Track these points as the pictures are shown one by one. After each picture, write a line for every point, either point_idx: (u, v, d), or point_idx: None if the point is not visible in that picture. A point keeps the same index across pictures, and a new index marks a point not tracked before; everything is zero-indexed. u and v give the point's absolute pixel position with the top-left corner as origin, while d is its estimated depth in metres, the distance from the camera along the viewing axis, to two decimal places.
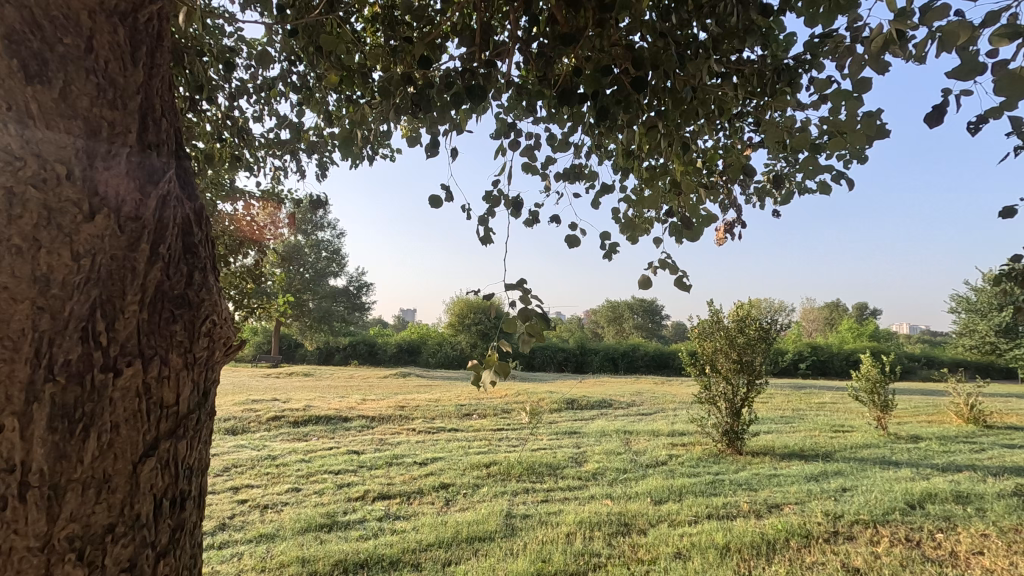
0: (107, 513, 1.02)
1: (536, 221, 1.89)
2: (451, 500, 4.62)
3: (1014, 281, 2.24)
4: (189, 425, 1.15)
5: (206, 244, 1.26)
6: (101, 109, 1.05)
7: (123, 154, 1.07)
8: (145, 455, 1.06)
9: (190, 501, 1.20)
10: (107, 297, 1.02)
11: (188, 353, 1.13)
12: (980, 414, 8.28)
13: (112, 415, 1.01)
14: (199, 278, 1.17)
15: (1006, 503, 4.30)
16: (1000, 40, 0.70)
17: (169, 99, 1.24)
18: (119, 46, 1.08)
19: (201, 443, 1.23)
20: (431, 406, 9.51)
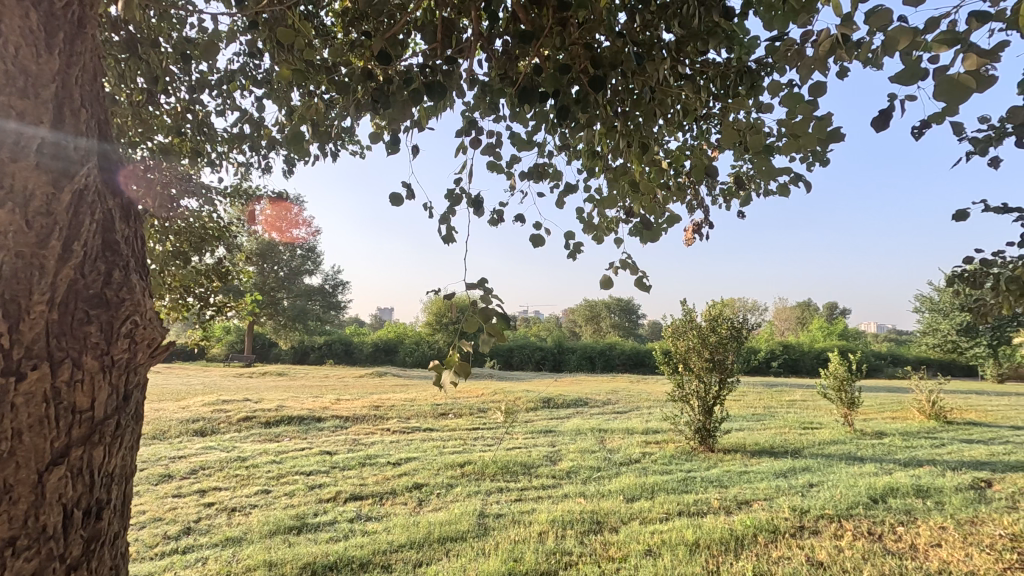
0: (9, 525, 1.00)
1: (501, 220, 1.87)
2: (424, 500, 4.58)
3: (967, 282, 2.31)
4: (104, 430, 1.16)
5: (126, 243, 1.26)
6: (10, 98, 1.03)
7: (34, 143, 1.06)
8: (53, 463, 1.06)
9: (108, 510, 1.21)
10: (11, 296, 1.01)
11: (103, 356, 1.14)
12: (942, 411, 8.57)
13: (15, 421, 1.01)
14: (118, 277, 1.18)
15: (964, 496, 4.45)
16: (938, 46, 0.71)
17: (91, 88, 1.22)
18: (31, 31, 1.06)
19: (122, 449, 1.24)
20: (407, 406, 9.44)
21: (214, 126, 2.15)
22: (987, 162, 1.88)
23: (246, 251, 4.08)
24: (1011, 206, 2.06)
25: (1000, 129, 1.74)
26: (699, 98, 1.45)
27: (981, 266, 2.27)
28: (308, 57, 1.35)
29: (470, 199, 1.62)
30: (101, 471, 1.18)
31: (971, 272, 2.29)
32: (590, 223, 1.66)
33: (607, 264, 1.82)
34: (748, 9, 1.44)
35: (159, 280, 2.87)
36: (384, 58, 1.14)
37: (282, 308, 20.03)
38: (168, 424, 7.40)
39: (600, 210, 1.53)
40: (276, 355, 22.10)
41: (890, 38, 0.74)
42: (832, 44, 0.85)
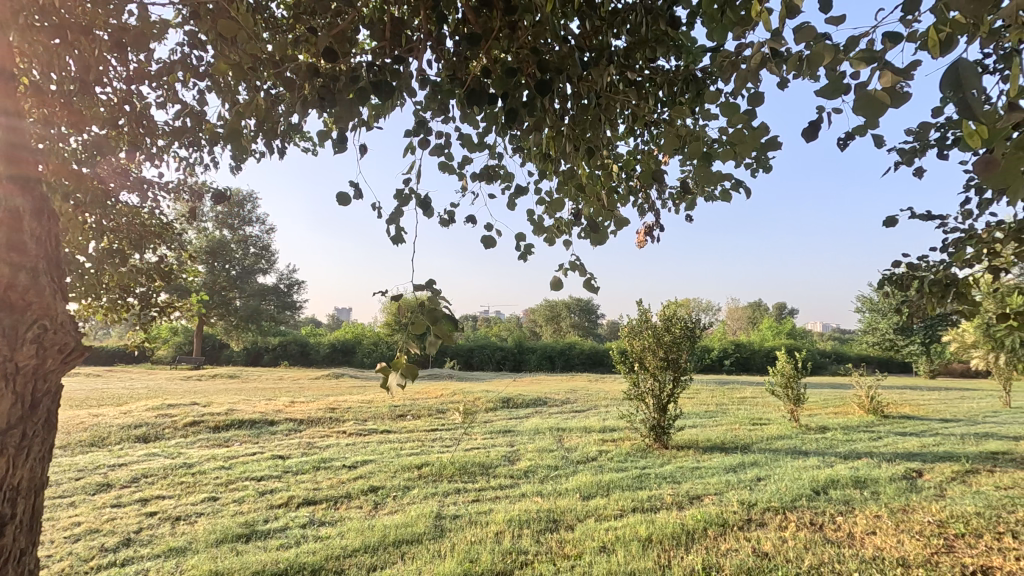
0: None
1: (452, 221, 1.86)
2: (380, 503, 4.52)
3: (895, 285, 2.46)
4: (7, 440, 1.40)
5: (36, 243, 1.52)
6: None
7: None
8: None
9: (10, 527, 1.43)
10: None
11: (6, 363, 1.40)
12: (879, 406, 9.05)
13: None
14: (23, 289, 1.45)
15: (897, 486, 4.72)
16: (856, 63, 0.75)
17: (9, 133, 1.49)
18: None
19: (29, 460, 1.49)
20: (363, 408, 9.27)
21: (154, 118, 2.05)
22: (913, 172, 2.00)
23: (192, 249, 3.92)
24: (934, 215, 2.20)
25: (924, 142, 1.85)
26: (648, 104, 1.48)
27: (908, 269, 2.41)
28: (252, 51, 1.31)
29: (419, 199, 1.61)
30: (5, 483, 1.41)
31: (898, 274, 2.43)
32: (540, 224, 1.67)
33: (558, 265, 1.84)
34: (694, 19, 1.49)
35: (93, 280, 2.72)
36: (331, 54, 1.12)
37: (234, 308, 19.35)
38: (107, 430, 7.02)
39: (549, 212, 1.55)
40: (227, 357, 21.32)
41: (815, 54, 0.77)
42: (761, 60, 0.89)
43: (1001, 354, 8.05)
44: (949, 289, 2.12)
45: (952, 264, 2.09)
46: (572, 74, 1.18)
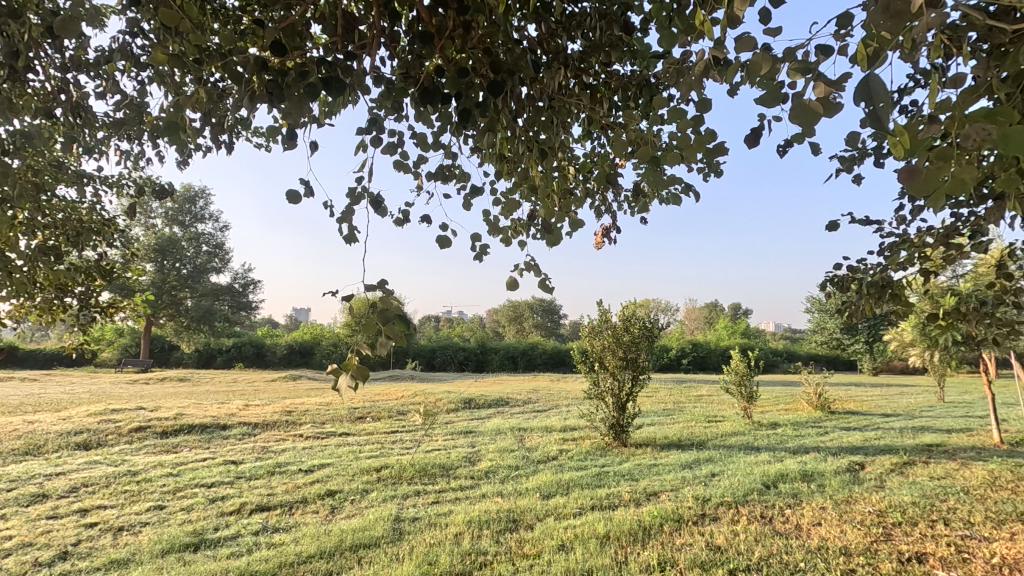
0: None
1: (407, 220, 1.83)
2: (337, 507, 4.42)
3: (837, 286, 2.58)
4: None
5: None
6: None
7: None
8: None
9: None
10: None
11: None
12: (826, 402, 9.46)
13: None
14: None
15: (841, 478, 4.95)
16: (794, 74, 0.78)
17: None
18: None
19: None
20: (321, 410, 9.07)
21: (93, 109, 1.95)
22: (853, 178, 2.10)
23: (136, 247, 3.75)
24: (872, 220, 2.32)
25: (862, 150, 1.95)
26: (602, 108, 1.51)
27: (848, 272, 2.53)
28: (197, 42, 1.26)
29: (373, 198, 1.58)
30: None
31: (840, 277, 2.55)
32: (496, 225, 1.68)
33: (513, 265, 1.85)
34: (647, 27, 1.53)
35: (27, 279, 2.57)
36: (279, 48, 1.09)
37: (185, 308, 18.61)
38: (44, 438, 6.63)
39: (504, 212, 1.56)
40: (177, 359, 20.48)
41: (754, 63, 0.80)
42: (706, 67, 0.91)
43: (936, 352, 8.55)
44: (884, 291, 2.24)
45: (888, 267, 2.21)
46: (526, 76, 1.19)
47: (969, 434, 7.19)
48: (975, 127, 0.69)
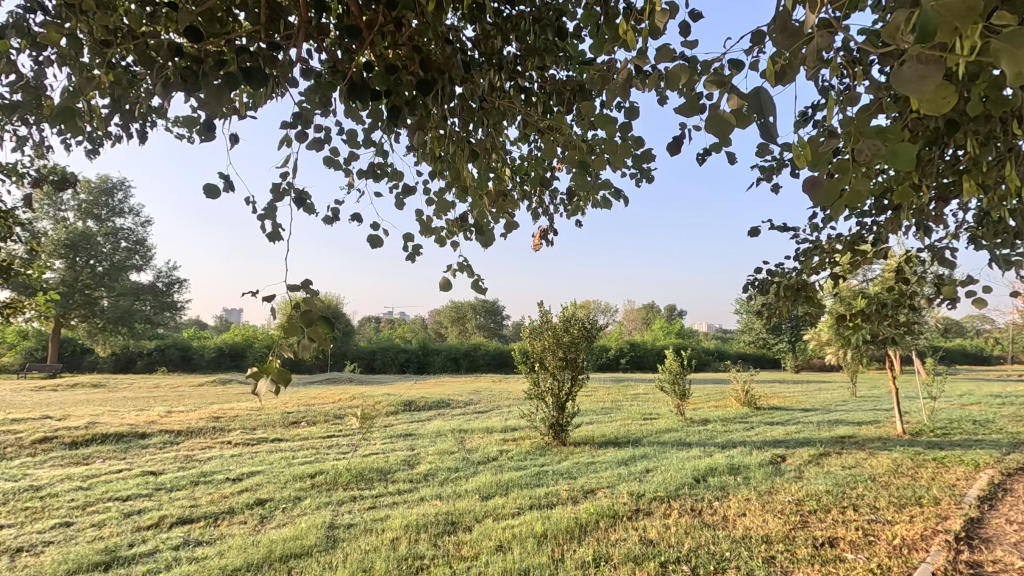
0: None
1: (337, 219, 1.78)
2: (267, 517, 4.23)
3: (757, 289, 2.73)
4: None
5: None
6: None
7: None
8: None
9: None
10: None
11: None
12: (752, 398, 10.00)
13: None
14: None
15: (765, 470, 5.24)
16: (709, 86, 0.82)
17: None
18: None
19: None
20: (252, 415, 8.67)
21: None
22: (772, 187, 2.22)
23: (40, 242, 3.44)
24: (788, 227, 2.46)
25: (780, 160, 2.06)
26: (537, 110, 1.54)
27: (767, 276, 2.68)
28: (103, 22, 1.17)
29: (299, 195, 1.53)
30: None
31: (760, 280, 2.70)
32: (428, 225, 1.66)
33: (446, 265, 1.83)
34: (581, 33, 1.56)
35: None
36: (194, 33, 1.02)
37: (100, 308, 17.30)
38: None
39: (437, 212, 1.54)
40: (91, 363, 19.00)
41: (673, 75, 0.83)
42: (628, 76, 0.93)
43: (849, 350, 9.22)
44: (799, 293, 2.39)
45: (802, 272, 2.36)
46: (457, 77, 1.19)
47: (877, 426, 7.80)
48: (869, 143, 0.75)
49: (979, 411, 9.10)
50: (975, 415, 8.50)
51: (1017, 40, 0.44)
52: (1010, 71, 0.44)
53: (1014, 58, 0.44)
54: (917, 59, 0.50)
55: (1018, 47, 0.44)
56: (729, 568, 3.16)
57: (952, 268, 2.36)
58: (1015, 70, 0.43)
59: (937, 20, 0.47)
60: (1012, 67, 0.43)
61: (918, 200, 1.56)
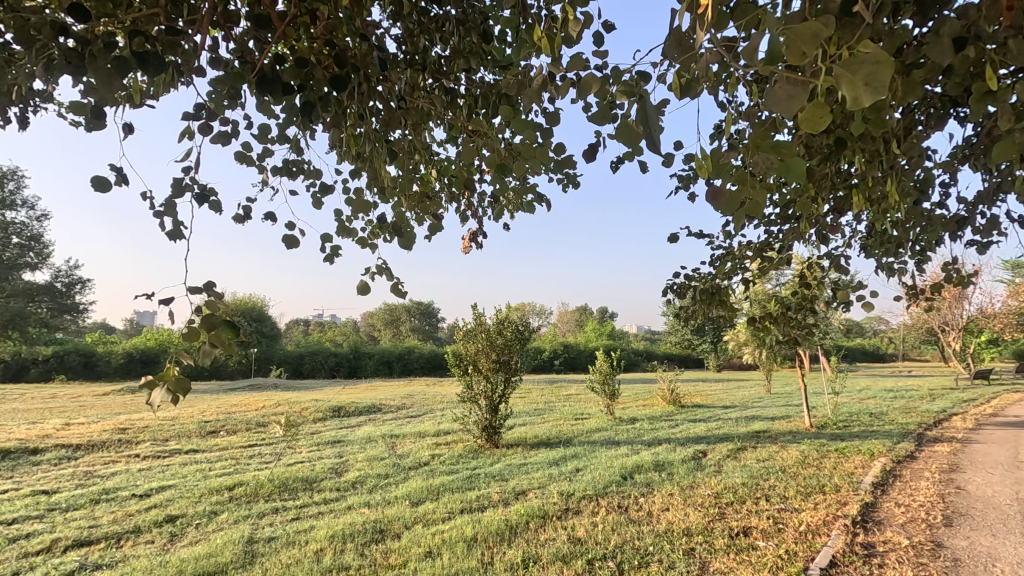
0: None
1: (249, 218, 1.69)
2: (177, 534, 3.95)
3: (675, 292, 2.84)
4: None
5: None
6: None
7: None
8: None
9: None
10: None
11: None
12: (677, 397, 10.45)
13: None
14: None
15: (687, 466, 5.49)
16: (620, 96, 0.84)
17: None
18: None
19: None
20: (164, 426, 8.07)
21: None
22: (688, 195, 2.33)
23: None
24: (703, 233, 2.58)
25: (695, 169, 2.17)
26: (463, 113, 1.54)
27: (685, 280, 2.78)
28: None
29: (202, 192, 1.44)
30: None
31: (678, 284, 2.80)
32: (347, 226, 1.60)
33: (366, 269, 1.78)
34: (507, 39, 1.57)
35: None
36: (81, 12, 0.94)
37: None
38: None
39: (356, 213, 1.50)
40: None
41: (586, 84, 0.85)
42: (543, 82, 0.95)
43: (763, 350, 9.84)
44: (713, 296, 2.52)
45: (716, 276, 2.49)
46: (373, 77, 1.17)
47: (788, 420, 8.37)
48: (763, 157, 0.80)
49: (874, 404, 9.98)
50: (871, 408, 9.31)
51: (857, 66, 0.51)
52: (851, 95, 0.50)
53: (854, 82, 0.50)
54: (786, 80, 0.56)
55: (857, 73, 0.51)
56: (652, 562, 3.27)
57: (847, 274, 2.57)
58: (855, 93, 0.49)
59: (789, 46, 0.54)
60: (853, 89, 0.50)
61: (813, 212, 1.69)
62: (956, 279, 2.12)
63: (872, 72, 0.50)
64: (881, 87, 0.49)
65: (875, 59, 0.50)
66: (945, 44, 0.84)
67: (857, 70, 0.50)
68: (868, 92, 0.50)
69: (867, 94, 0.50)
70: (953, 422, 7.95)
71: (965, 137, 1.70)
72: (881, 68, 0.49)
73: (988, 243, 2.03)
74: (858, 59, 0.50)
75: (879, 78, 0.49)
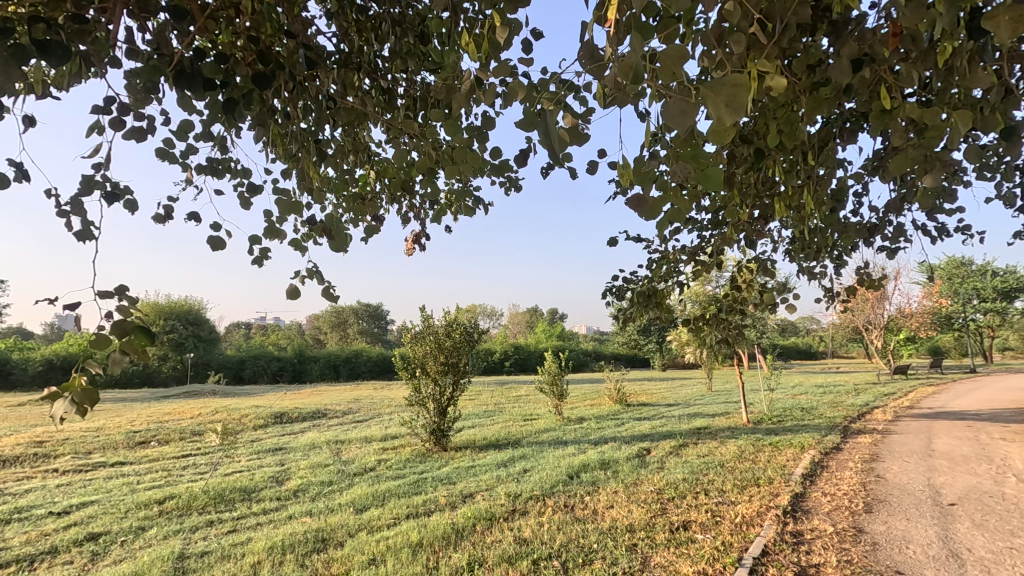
0: None
1: (170, 218, 1.61)
2: (100, 553, 3.69)
3: (615, 295, 2.90)
4: None
5: None
6: None
7: None
8: None
9: None
10: None
11: None
12: (623, 396, 10.70)
13: None
14: None
15: (631, 463, 5.63)
16: (545, 103, 0.87)
17: None
18: None
19: None
20: (87, 437, 7.54)
21: None
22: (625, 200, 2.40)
23: None
24: (641, 237, 2.65)
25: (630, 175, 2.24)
26: (398, 115, 1.53)
27: (624, 283, 2.85)
28: None
29: (114, 190, 1.36)
30: None
31: (617, 286, 2.87)
32: (275, 228, 1.56)
33: (296, 272, 1.73)
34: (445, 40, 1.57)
35: None
36: None
37: None
38: None
39: (285, 214, 1.46)
40: None
41: (510, 91, 0.86)
42: (471, 87, 0.96)
43: (704, 349, 10.23)
44: (650, 299, 2.60)
45: (653, 279, 2.57)
46: (299, 77, 1.16)
47: (726, 417, 8.73)
48: (680, 167, 0.83)
49: (806, 399, 10.55)
50: (802, 403, 9.84)
51: (720, 87, 0.55)
52: (715, 114, 0.54)
53: (716, 102, 0.54)
54: (676, 98, 0.61)
55: (719, 94, 0.55)
56: (596, 559, 3.33)
57: (774, 278, 2.71)
58: (718, 113, 0.53)
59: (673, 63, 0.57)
60: (717, 109, 0.54)
61: (739, 219, 1.77)
62: (869, 282, 2.27)
63: (731, 94, 0.54)
64: (740, 108, 0.53)
65: (734, 80, 0.55)
66: (844, 65, 0.89)
67: (718, 91, 0.55)
68: (729, 113, 0.54)
69: (729, 115, 0.54)
70: (875, 415, 8.51)
71: (874, 151, 1.82)
72: (739, 91, 0.54)
73: (897, 248, 2.19)
74: (719, 81, 0.54)
75: (738, 100, 0.54)
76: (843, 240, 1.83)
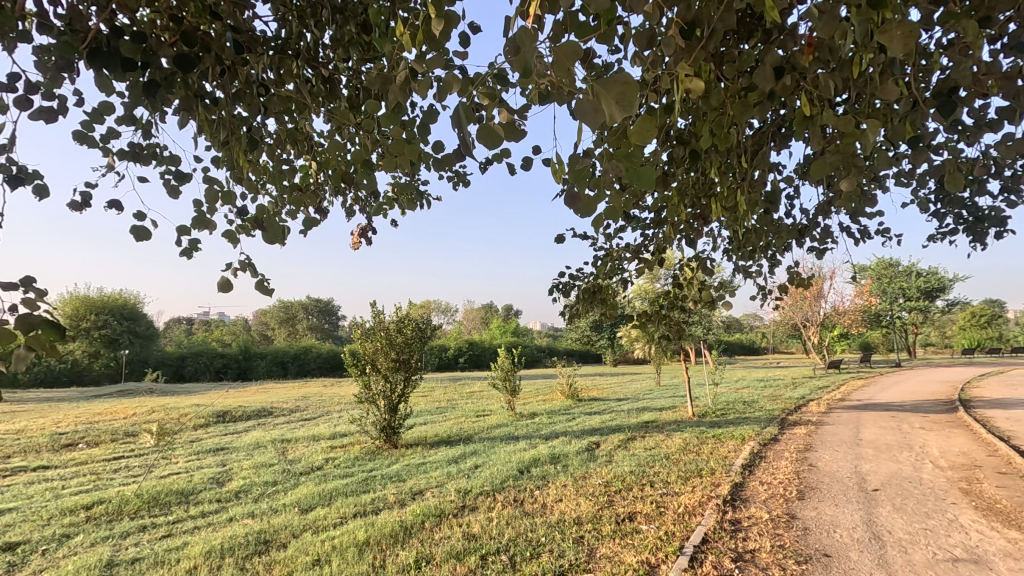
0: None
1: (88, 205, 1.54)
2: (17, 564, 3.45)
3: (562, 291, 2.94)
4: None
5: None
6: None
7: None
8: None
9: None
10: None
11: None
12: (575, 391, 10.86)
13: None
14: None
15: (580, 457, 5.72)
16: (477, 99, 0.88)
17: None
18: None
19: None
20: (5, 441, 7.02)
21: None
22: None
23: None
24: (586, 234, 2.70)
25: None
26: (339, 105, 1.50)
27: (570, 280, 2.89)
28: None
29: (18, 173, 1.29)
30: None
31: (564, 283, 2.91)
32: (204, 217, 1.51)
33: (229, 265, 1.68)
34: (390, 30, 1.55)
35: None
36: None
37: None
38: None
39: (213, 203, 1.41)
40: None
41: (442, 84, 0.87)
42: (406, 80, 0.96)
43: (653, 345, 10.50)
44: (595, 295, 2.65)
45: (598, 276, 2.62)
46: (227, 61, 1.12)
47: (673, 410, 9.00)
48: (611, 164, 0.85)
49: (748, 393, 11.01)
50: (744, 397, 10.26)
51: (612, 85, 0.60)
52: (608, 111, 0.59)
53: (609, 101, 0.59)
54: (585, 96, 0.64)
55: (612, 91, 0.60)
56: (543, 552, 3.37)
57: (714, 276, 2.81)
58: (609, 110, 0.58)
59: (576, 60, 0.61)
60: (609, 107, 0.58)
61: (678, 218, 1.82)
62: (799, 281, 2.38)
63: (621, 92, 0.59)
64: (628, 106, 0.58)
65: (625, 79, 0.59)
66: (767, 70, 0.94)
67: (610, 89, 0.59)
68: (620, 111, 0.59)
69: (621, 112, 0.59)
70: (810, 407, 8.96)
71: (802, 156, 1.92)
72: (629, 88, 0.58)
73: (824, 249, 2.31)
74: (612, 79, 0.59)
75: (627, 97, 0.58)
76: (775, 240, 1.91)
